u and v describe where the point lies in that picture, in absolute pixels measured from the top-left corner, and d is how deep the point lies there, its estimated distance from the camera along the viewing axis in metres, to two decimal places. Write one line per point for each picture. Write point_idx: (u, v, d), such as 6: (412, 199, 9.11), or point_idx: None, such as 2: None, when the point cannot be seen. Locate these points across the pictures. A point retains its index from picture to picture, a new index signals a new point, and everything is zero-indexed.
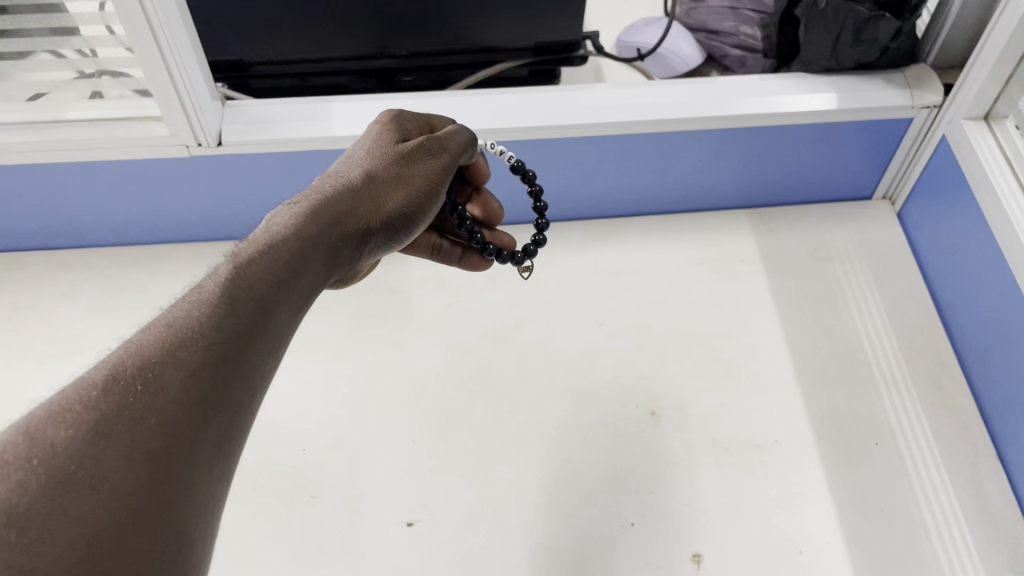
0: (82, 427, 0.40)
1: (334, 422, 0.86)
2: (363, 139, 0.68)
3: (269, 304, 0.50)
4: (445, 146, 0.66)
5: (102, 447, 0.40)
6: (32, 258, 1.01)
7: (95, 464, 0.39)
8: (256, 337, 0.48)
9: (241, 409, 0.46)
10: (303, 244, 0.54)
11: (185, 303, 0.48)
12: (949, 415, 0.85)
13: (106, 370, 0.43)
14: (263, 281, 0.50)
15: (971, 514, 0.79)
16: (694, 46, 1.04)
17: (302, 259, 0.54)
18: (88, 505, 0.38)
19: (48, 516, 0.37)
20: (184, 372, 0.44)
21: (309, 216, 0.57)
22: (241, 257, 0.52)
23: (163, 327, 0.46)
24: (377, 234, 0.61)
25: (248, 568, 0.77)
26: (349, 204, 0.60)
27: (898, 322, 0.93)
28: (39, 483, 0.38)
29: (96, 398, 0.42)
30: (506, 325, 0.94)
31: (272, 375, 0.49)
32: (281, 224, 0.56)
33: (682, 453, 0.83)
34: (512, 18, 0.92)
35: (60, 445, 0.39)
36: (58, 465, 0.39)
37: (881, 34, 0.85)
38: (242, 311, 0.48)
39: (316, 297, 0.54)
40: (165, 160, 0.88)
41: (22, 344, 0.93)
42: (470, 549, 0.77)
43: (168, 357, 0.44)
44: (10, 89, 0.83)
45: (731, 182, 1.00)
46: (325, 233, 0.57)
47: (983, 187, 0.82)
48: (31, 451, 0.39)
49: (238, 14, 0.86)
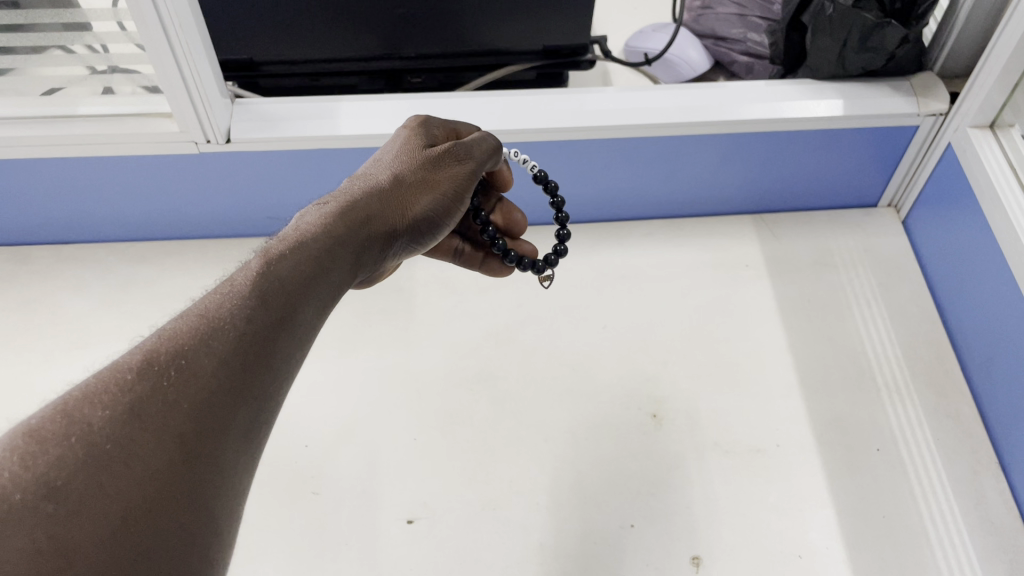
0: (117, 407, 0.41)
1: (338, 418, 0.87)
2: (389, 144, 0.68)
3: (297, 299, 0.50)
4: (472, 152, 0.66)
5: (136, 427, 0.40)
6: (40, 251, 1.02)
7: (130, 443, 0.40)
8: (284, 332, 0.48)
9: (267, 399, 0.46)
10: (332, 244, 0.55)
11: (217, 294, 0.49)
12: (952, 421, 0.85)
13: (141, 355, 0.43)
14: (293, 276, 0.51)
15: (972, 522, 0.78)
16: (701, 52, 1.05)
17: (333, 257, 0.55)
18: (124, 484, 0.38)
19: (86, 491, 0.37)
20: (216, 361, 0.44)
21: (338, 216, 0.57)
22: (272, 252, 0.52)
23: (196, 317, 0.47)
24: (400, 236, 0.62)
25: (247, 561, 0.77)
26: (377, 206, 0.60)
27: (902, 330, 0.93)
28: (78, 459, 0.38)
29: (132, 380, 0.42)
30: (509, 325, 0.94)
31: (297, 370, 0.50)
32: (311, 222, 0.56)
33: (684, 456, 0.83)
34: (521, 21, 0.92)
35: (97, 424, 0.40)
36: (95, 442, 0.39)
37: (888, 42, 0.85)
38: (275, 303, 0.49)
39: (343, 294, 0.55)
40: (173, 156, 0.89)
41: (29, 336, 0.94)
42: (471, 547, 0.78)
43: (200, 344, 0.45)
44: (22, 85, 0.83)
45: (736, 187, 1.01)
46: (351, 234, 0.57)
47: (988, 194, 0.82)
48: (69, 428, 0.39)
49: (248, 12, 0.86)
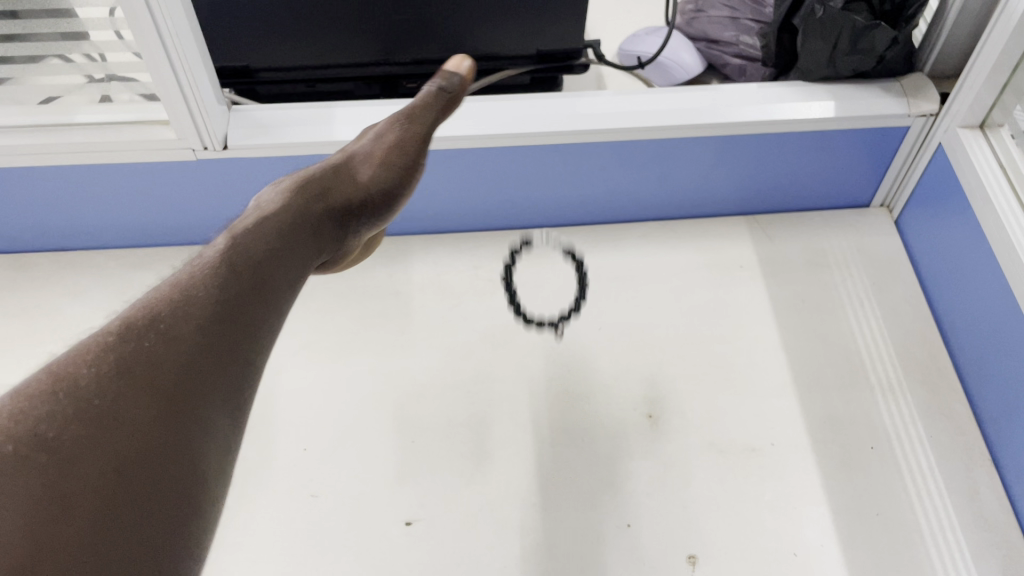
0: (104, 365, 0.43)
1: (336, 421, 0.87)
2: (352, 142, 0.76)
3: (273, 262, 0.54)
4: (434, 116, 0.74)
5: (123, 383, 0.43)
6: (39, 258, 1.03)
7: (116, 397, 0.42)
8: (264, 289, 0.52)
9: (251, 356, 0.49)
10: (293, 214, 0.61)
11: (195, 263, 0.52)
12: (944, 419, 0.86)
13: (124, 319, 0.46)
14: (263, 241, 0.55)
15: (966, 518, 0.79)
16: (693, 55, 1.06)
17: (298, 228, 0.59)
18: (113, 435, 0.41)
19: (74, 442, 0.40)
20: (198, 321, 0.47)
21: (296, 193, 0.64)
22: (240, 225, 0.57)
23: (176, 283, 0.50)
24: (359, 209, 0.68)
25: (247, 563, 0.78)
26: (329, 185, 0.68)
27: (895, 327, 0.94)
28: (66, 414, 0.41)
29: (114, 342, 0.45)
30: (506, 328, 0.95)
31: (281, 330, 0.53)
32: (272, 200, 0.63)
33: (679, 455, 0.84)
34: (515, 27, 0.93)
35: (82, 382, 0.42)
36: (83, 398, 0.42)
37: (878, 43, 0.86)
38: (249, 262, 0.52)
39: (314, 262, 0.60)
40: (171, 163, 0.90)
41: (28, 343, 0.95)
42: (468, 547, 0.78)
43: (180, 306, 0.48)
44: (21, 94, 0.84)
45: (729, 188, 1.01)
46: (311, 208, 0.63)
47: (979, 193, 0.83)
48: (58, 385, 0.42)
49: (245, 20, 0.87)
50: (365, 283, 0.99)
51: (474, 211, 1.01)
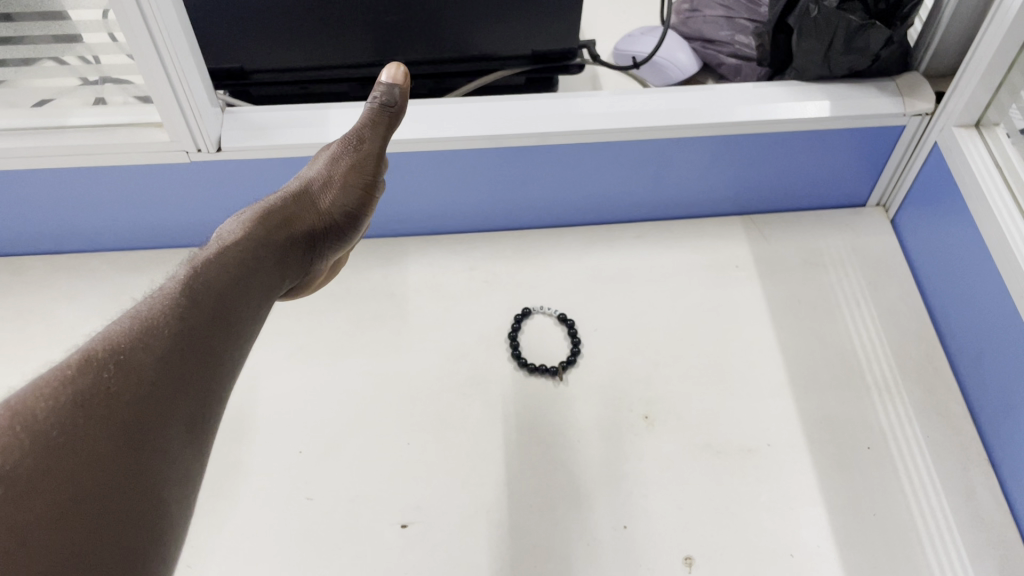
0: (62, 398, 0.44)
1: (330, 423, 0.87)
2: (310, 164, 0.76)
3: (229, 296, 0.55)
4: (383, 135, 0.73)
5: (81, 416, 0.44)
6: (33, 262, 1.02)
7: (75, 430, 0.43)
8: (219, 323, 0.53)
9: (206, 390, 0.50)
10: (255, 244, 0.62)
11: (150, 299, 0.53)
12: (940, 419, 0.86)
13: (79, 354, 0.47)
14: (221, 278, 0.56)
15: (963, 518, 0.79)
16: (689, 55, 1.05)
17: (256, 261, 0.61)
18: (74, 466, 0.42)
19: (35, 476, 0.40)
20: (153, 356, 0.48)
21: (258, 220, 0.65)
22: (198, 258, 0.58)
23: (130, 318, 0.51)
24: (321, 235, 0.70)
25: (242, 566, 0.77)
26: (294, 210, 0.68)
27: (891, 328, 0.94)
28: (26, 445, 0.41)
29: (72, 375, 0.45)
30: (501, 330, 0.95)
31: (235, 364, 0.54)
32: (233, 228, 0.63)
33: (675, 457, 0.84)
34: (510, 28, 0.93)
35: (40, 413, 0.43)
36: (42, 431, 0.42)
37: (873, 42, 0.86)
38: (209, 294, 0.54)
39: (272, 296, 0.61)
40: (165, 165, 0.90)
41: (21, 347, 0.94)
42: (464, 550, 0.78)
43: (136, 342, 0.48)
44: (15, 96, 0.84)
45: (724, 188, 1.01)
46: (273, 236, 0.65)
47: (975, 192, 0.83)
48: (15, 418, 0.42)
49: (239, 21, 0.87)
50: (360, 285, 0.99)
51: (469, 212, 1.01)
